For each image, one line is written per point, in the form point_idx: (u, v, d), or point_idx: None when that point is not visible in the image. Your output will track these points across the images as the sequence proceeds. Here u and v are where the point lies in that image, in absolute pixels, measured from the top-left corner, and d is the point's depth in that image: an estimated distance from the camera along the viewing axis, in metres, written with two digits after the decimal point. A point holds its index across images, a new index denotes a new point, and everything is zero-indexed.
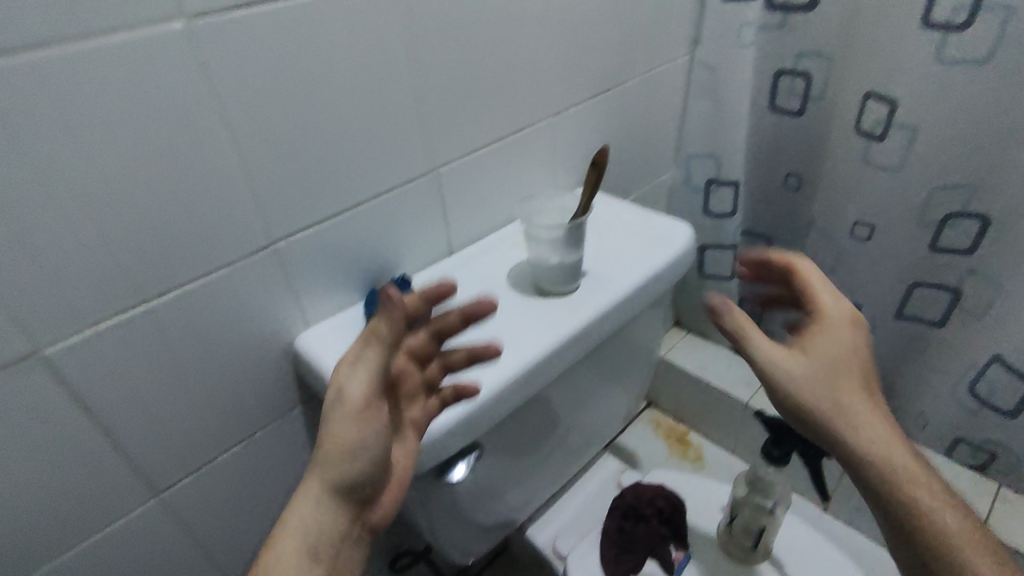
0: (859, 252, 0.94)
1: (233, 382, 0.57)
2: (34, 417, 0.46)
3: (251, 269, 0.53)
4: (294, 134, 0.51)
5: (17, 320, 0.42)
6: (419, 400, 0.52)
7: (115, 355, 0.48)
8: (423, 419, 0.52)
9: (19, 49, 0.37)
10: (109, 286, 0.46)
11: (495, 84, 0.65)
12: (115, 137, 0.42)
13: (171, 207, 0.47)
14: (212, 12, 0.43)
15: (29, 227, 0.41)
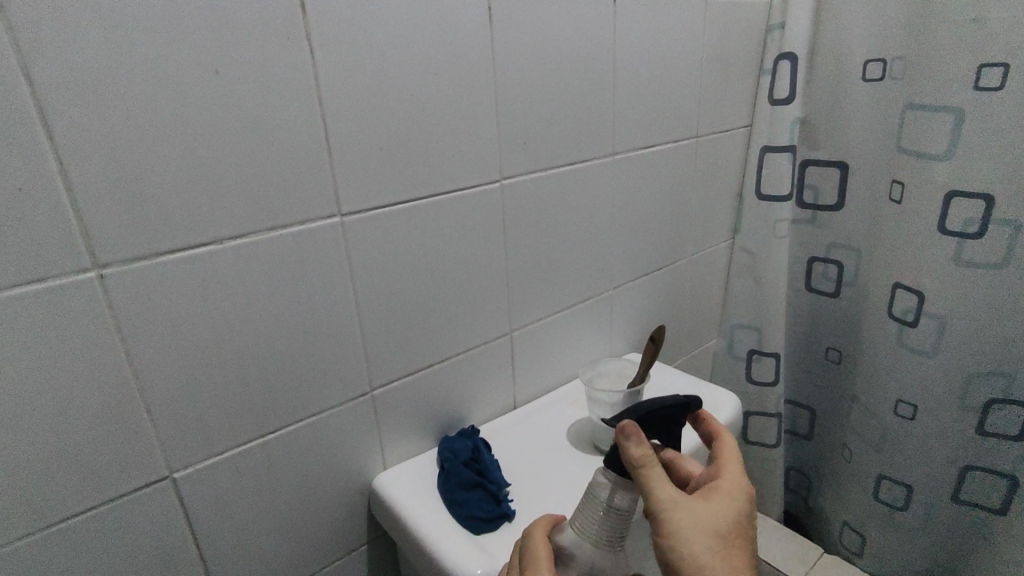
0: (906, 430, 0.96)
1: (313, 517, 0.62)
2: (151, 535, 0.52)
3: (348, 412, 0.61)
4: (402, 300, 0.61)
5: (163, 446, 0.50)
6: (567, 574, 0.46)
7: (225, 483, 0.55)
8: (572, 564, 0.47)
9: (225, 239, 0.49)
10: (238, 421, 0.54)
11: (564, 263, 0.76)
12: (271, 300, 0.53)
13: (298, 356, 0.56)
14: (358, 211, 0.55)
15: (193, 370, 0.50)
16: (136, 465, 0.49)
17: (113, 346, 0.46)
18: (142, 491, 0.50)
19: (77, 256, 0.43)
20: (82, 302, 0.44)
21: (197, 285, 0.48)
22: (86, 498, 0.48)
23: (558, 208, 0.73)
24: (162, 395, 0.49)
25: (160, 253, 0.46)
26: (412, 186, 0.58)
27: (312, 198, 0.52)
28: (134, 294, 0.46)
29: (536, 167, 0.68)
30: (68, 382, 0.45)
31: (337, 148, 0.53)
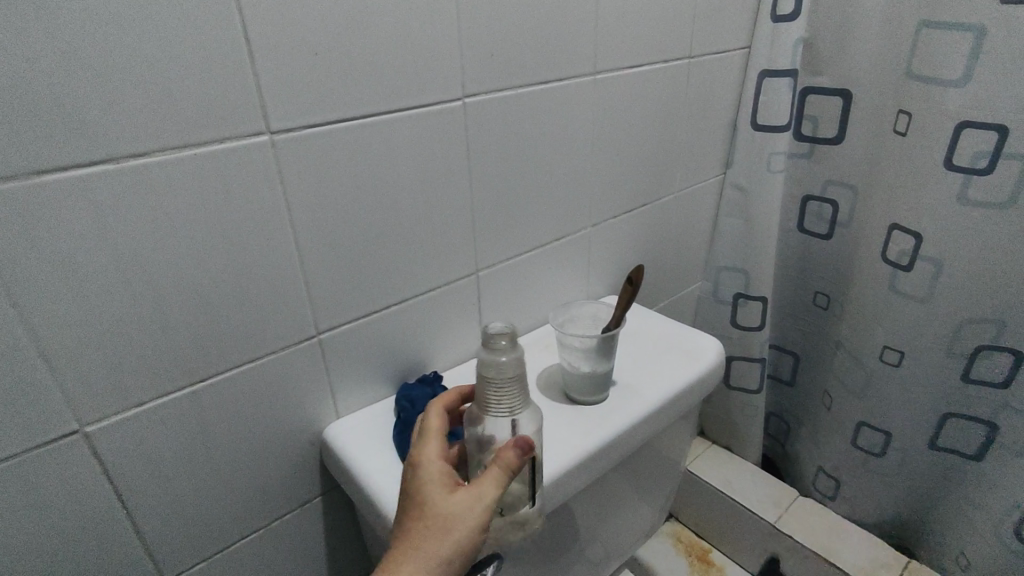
0: (891, 378, 0.92)
1: (258, 469, 0.57)
2: (66, 491, 0.47)
3: (293, 358, 0.56)
4: (349, 235, 0.54)
5: (70, 397, 0.44)
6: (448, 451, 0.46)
7: (151, 435, 0.49)
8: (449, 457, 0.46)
9: (124, 156, 0.41)
10: (162, 369, 0.48)
11: (537, 196, 0.69)
12: (190, 232, 0.46)
13: (229, 296, 0.49)
14: (291, 129, 0.48)
15: (100, 310, 0.43)
16: (39, 417, 0.43)
17: None
18: (49, 447, 0.45)
19: None
20: None
21: (94, 209, 0.41)
22: None
23: (531, 135, 0.65)
24: (65, 341, 0.43)
25: (41, 171, 0.38)
26: (357, 100, 0.50)
27: (232, 111, 0.44)
28: (12, 220, 0.38)
29: (505, 86, 0.60)
30: None
31: (261, 50, 0.44)
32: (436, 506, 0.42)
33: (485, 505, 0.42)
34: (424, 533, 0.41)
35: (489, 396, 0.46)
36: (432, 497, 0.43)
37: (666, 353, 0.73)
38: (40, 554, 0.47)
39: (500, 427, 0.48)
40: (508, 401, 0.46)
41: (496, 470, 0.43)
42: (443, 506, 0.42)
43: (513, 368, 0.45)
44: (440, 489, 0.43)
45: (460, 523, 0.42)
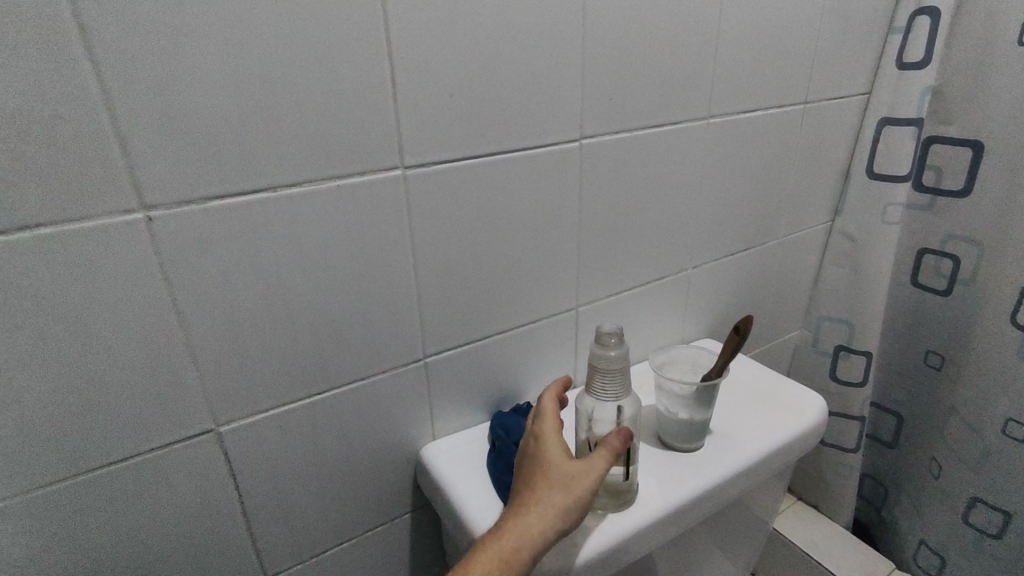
0: (1013, 453, 0.84)
1: (357, 481, 0.60)
2: (196, 483, 0.51)
3: (401, 377, 0.58)
4: (462, 265, 0.57)
5: (210, 399, 0.49)
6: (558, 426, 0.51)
7: (273, 440, 0.53)
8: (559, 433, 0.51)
9: (279, 185, 0.45)
10: (287, 379, 0.52)
11: (641, 236, 0.69)
12: (325, 256, 0.49)
13: (351, 316, 0.53)
14: (422, 164, 0.51)
15: (243, 322, 0.48)
16: (183, 414, 0.48)
17: (160, 290, 0.43)
18: (186, 442, 0.49)
19: (126, 195, 0.40)
20: (130, 242, 0.41)
21: (248, 231, 0.45)
22: (134, 444, 0.47)
23: (641, 176, 0.65)
24: (212, 347, 0.47)
25: (211, 196, 0.43)
26: (483, 140, 0.53)
27: (374, 147, 0.48)
28: (183, 238, 0.43)
29: (620, 128, 0.61)
30: (113, 324, 0.43)
31: (405, 93, 0.48)
32: (557, 472, 0.47)
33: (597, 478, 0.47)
34: (548, 493, 0.46)
35: (596, 383, 0.51)
36: (552, 464, 0.48)
37: (766, 405, 0.70)
38: (168, 539, 0.51)
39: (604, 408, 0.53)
40: (613, 390, 0.51)
41: (603, 451, 0.48)
42: (564, 472, 0.47)
43: (620, 363, 0.50)
44: (559, 456, 0.48)
45: (575, 489, 0.46)
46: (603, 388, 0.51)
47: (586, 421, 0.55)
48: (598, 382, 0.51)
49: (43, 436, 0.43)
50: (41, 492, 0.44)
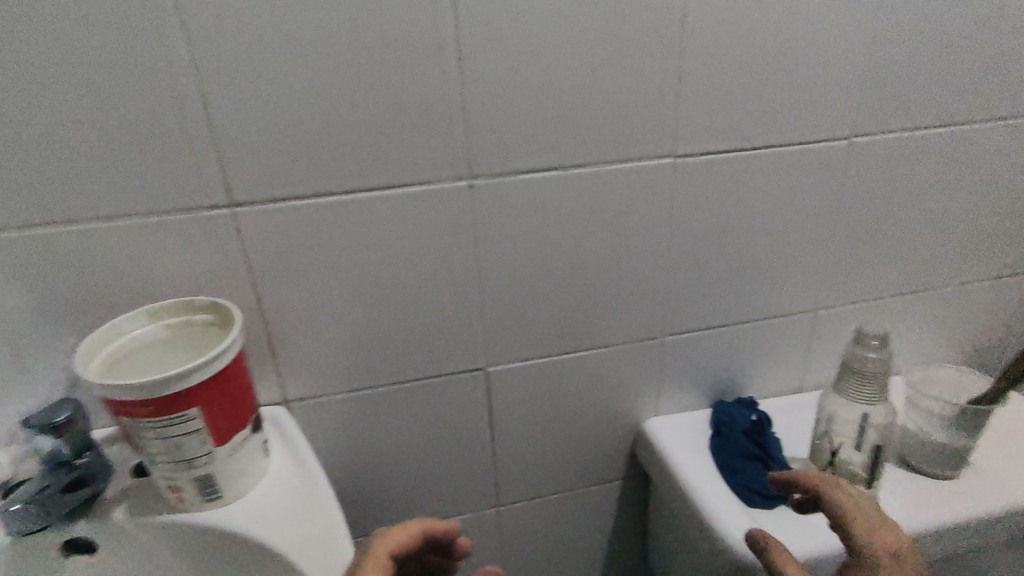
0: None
1: (583, 438, 0.67)
2: (464, 411, 0.61)
3: (637, 350, 0.63)
4: (710, 253, 0.60)
5: (487, 342, 0.58)
6: None
7: (525, 385, 0.62)
8: None
9: (572, 165, 0.52)
10: (545, 335, 0.60)
11: (900, 245, 0.65)
12: (595, 231, 0.56)
13: (605, 288, 0.59)
14: (693, 154, 0.54)
15: (522, 281, 0.56)
16: (466, 351, 0.58)
17: (470, 246, 0.53)
18: (463, 375, 0.59)
19: (461, 166, 0.49)
20: (455, 205, 0.51)
21: (540, 204, 0.53)
22: (429, 368, 0.58)
23: (911, 180, 0.61)
24: (495, 299, 0.56)
25: (520, 171, 0.51)
26: (751, 135, 0.55)
27: (653, 137, 0.53)
28: (493, 205, 0.52)
29: (895, 128, 0.58)
30: (431, 271, 0.53)
31: (688, 89, 0.52)
32: None
33: None
34: None
35: (848, 383, 0.52)
36: None
37: None
38: (436, 452, 0.63)
39: (849, 410, 0.54)
40: (867, 393, 0.52)
41: None
42: None
43: (878, 366, 0.50)
44: None
45: None
46: (857, 385, 0.52)
47: (825, 420, 0.56)
48: (850, 380, 0.52)
49: (374, 350, 0.56)
50: (364, 394, 0.57)
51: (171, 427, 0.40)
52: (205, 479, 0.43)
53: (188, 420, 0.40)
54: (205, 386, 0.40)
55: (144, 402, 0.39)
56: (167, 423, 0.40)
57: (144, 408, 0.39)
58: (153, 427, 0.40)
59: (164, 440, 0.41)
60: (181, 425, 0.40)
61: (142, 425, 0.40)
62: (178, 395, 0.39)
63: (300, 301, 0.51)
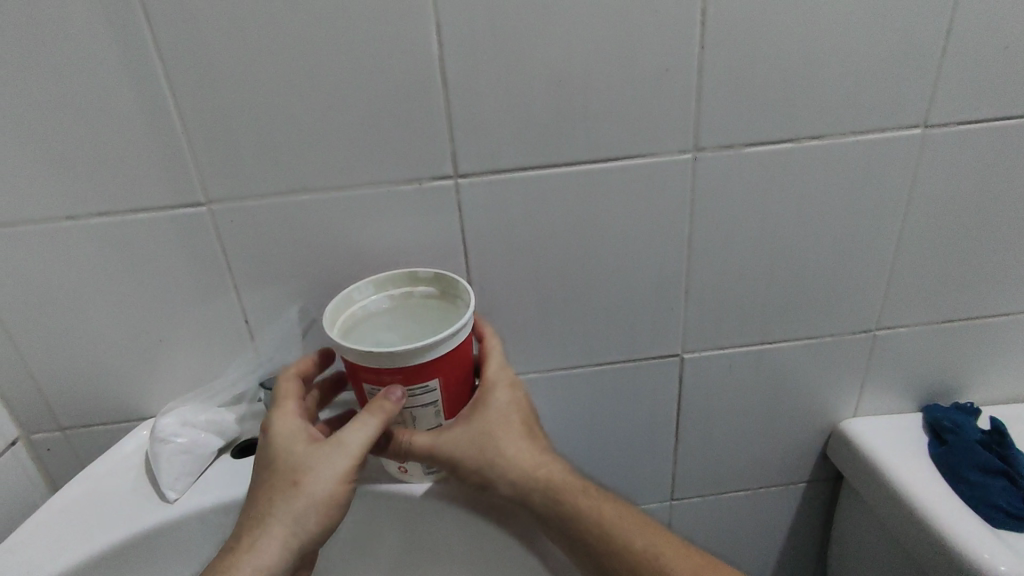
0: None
1: (772, 435, 0.62)
2: (652, 398, 0.58)
3: (846, 344, 0.58)
4: (946, 237, 0.53)
5: (686, 327, 0.55)
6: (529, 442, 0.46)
7: (719, 376, 0.58)
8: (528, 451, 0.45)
9: (806, 137, 0.47)
10: (748, 323, 0.55)
11: None
12: (820, 210, 0.50)
13: (821, 274, 0.54)
14: (946, 124, 0.48)
15: (732, 262, 0.52)
16: (663, 336, 0.55)
17: (683, 224, 0.50)
18: (657, 360, 0.56)
19: (687, 137, 0.46)
20: (676, 178, 0.48)
21: (765, 179, 0.49)
22: (623, 353, 0.55)
23: None
24: (700, 282, 0.53)
25: (749, 143, 0.47)
26: (1018, 101, 0.48)
27: (904, 104, 0.47)
28: (714, 179, 0.48)
29: None
30: (640, 248, 0.50)
31: (952, 47, 0.45)
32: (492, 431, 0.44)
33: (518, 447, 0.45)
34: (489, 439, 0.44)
35: None
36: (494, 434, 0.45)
37: None
38: (618, 439, 0.60)
39: None
40: None
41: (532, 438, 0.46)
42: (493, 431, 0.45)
43: None
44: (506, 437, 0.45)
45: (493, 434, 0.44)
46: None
47: None
48: None
49: (571, 329, 0.54)
50: (555, 374, 0.56)
51: (414, 397, 0.41)
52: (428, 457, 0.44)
53: (428, 391, 0.41)
54: (447, 359, 0.40)
55: (394, 371, 0.39)
56: (410, 392, 0.40)
57: (393, 376, 0.39)
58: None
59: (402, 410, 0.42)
60: (422, 396, 0.41)
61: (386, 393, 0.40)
62: (424, 367, 0.39)
63: (508, 275, 0.50)
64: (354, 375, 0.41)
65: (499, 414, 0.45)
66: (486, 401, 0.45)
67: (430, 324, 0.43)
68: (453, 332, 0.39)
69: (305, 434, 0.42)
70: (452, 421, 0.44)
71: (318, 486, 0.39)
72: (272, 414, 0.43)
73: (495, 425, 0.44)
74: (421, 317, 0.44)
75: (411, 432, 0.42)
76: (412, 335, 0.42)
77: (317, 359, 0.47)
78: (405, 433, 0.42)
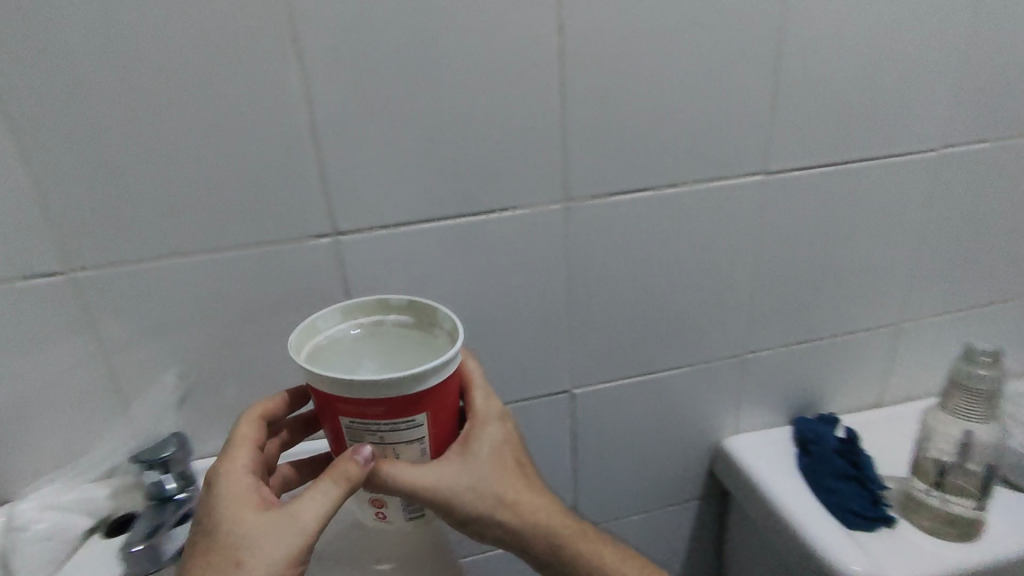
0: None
1: (663, 458, 0.66)
2: (548, 433, 0.60)
3: (721, 369, 0.62)
4: (795, 268, 0.59)
5: (573, 364, 0.58)
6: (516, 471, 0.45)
7: (608, 407, 0.61)
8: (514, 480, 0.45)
9: (666, 186, 0.52)
10: (631, 357, 0.59)
11: (980, 256, 0.64)
12: (684, 250, 0.55)
13: (692, 307, 0.58)
14: (784, 170, 0.54)
15: (610, 301, 0.56)
16: (553, 374, 0.58)
17: (561, 269, 0.53)
18: (549, 396, 0.59)
19: (557, 189, 0.49)
20: (550, 227, 0.51)
21: (633, 224, 0.52)
22: (516, 393, 0.57)
23: (995, 190, 0.60)
24: (583, 321, 0.56)
25: (615, 192, 0.51)
26: (842, 149, 0.54)
27: (747, 154, 0.52)
28: (586, 226, 0.51)
29: (987, 137, 0.57)
30: (523, 292, 0.53)
31: (782, 105, 0.51)
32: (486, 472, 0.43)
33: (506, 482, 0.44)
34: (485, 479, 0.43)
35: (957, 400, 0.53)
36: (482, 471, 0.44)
37: None
38: None
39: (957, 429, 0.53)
40: (978, 408, 0.52)
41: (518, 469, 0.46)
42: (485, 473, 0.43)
43: (989, 382, 0.51)
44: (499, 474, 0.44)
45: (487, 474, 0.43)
46: (965, 403, 0.52)
47: (936, 445, 0.55)
48: (959, 398, 0.52)
49: None
50: None
51: (398, 431, 0.37)
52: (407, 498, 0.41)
53: (413, 425, 0.38)
54: (434, 393, 0.37)
55: (379, 402, 0.35)
56: (393, 426, 0.37)
57: (376, 408, 0.36)
58: (380, 429, 0.37)
59: (386, 444, 0.38)
60: (407, 430, 0.38)
61: (370, 427, 0.37)
62: (415, 398, 0.36)
63: None
64: (330, 409, 0.37)
65: (496, 449, 0.44)
66: (482, 437, 0.43)
67: (410, 352, 0.39)
68: (439, 363, 0.36)
69: (257, 495, 0.38)
70: (439, 458, 0.41)
71: (272, 556, 0.35)
72: (218, 462, 0.40)
73: (490, 460, 0.43)
74: (392, 344, 0.40)
75: (398, 464, 0.38)
76: (389, 360, 0.38)
77: (278, 402, 0.44)
78: (391, 465, 0.38)
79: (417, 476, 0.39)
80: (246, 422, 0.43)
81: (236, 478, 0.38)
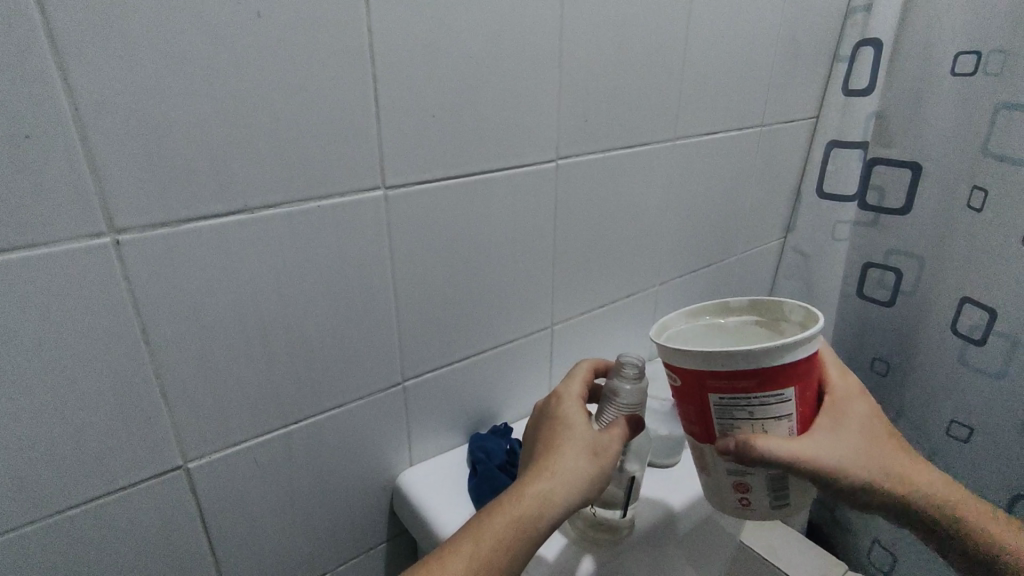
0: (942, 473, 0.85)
1: (331, 510, 0.58)
2: (159, 522, 0.48)
3: (380, 403, 0.57)
4: (438, 284, 0.56)
5: (178, 432, 0.46)
6: (865, 423, 0.48)
7: (242, 472, 0.50)
8: (866, 431, 0.48)
9: (256, 208, 0.43)
10: (261, 410, 0.49)
11: (608, 255, 0.70)
12: (301, 279, 0.47)
13: (330, 342, 0.51)
14: (404, 183, 0.50)
15: (213, 350, 0.45)
16: (149, 452, 0.45)
17: (128, 320, 0.41)
18: (150, 481, 0.46)
19: (93, 219, 0.38)
20: (94, 268, 0.39)
21: (224, 256, 0.43)
22: (98, 484, 0.44)
23: (608, 194, 0.66)
24: (179, 379, 0.45)
25: (186, 218, 0.41)
26: (463, 161, 0.52)
27: (357, 168, 0.47)
28: (153, 264, 0.40)
29: (595, 149, 0.62)
30: (78, 355, 0.40)
31: (386, 114, 0.47)
32: (842, 425, 0.46)
33: (853, 441, 0.46)
34: (822, 433, 0.45)
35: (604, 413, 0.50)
36: (846, 425, 0.47)
37: None
38: None
39: None
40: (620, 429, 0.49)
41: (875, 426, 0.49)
42: (821, 431, 0.45)
43: (636, 396, 0.49)
44: (843, 432, 0.46)
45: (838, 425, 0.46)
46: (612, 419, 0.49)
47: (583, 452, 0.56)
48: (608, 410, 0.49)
49: None
50: None
51: (766, 405, 0.42)
52: (775, 476, 0.44)
53: (780, 400, 0.42)
54: (800, 368, 0.42)
55: (750, 375, 0.40)
56: (765, 401, 0.42)
57: (749, 381, 0.40)
58: (750, 404, 0.42)
59: (756, 419, 0.42)
60: (776, 404, 0.42)
61: (739, 403, 0.42)
62: (775, 371, 0.40)
63: None
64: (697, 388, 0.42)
65: (864, 420, 0.48)
66: (851, 411, 0.48)
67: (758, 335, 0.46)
68: (811, 333, 0.40)
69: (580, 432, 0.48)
70: (808, 434, 0.44)
71: (556, 493, 0.44)
72: (559, 400, 0.51)
73: (858, 429, 0.47)
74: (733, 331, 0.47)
75: (772, 438, 0.42)
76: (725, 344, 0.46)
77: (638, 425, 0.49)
78: (767, 439, 0.42)
79: (795, 449, 0.42)
80: (575, 406, 0.50)
81: (570, 413, 0.49)
